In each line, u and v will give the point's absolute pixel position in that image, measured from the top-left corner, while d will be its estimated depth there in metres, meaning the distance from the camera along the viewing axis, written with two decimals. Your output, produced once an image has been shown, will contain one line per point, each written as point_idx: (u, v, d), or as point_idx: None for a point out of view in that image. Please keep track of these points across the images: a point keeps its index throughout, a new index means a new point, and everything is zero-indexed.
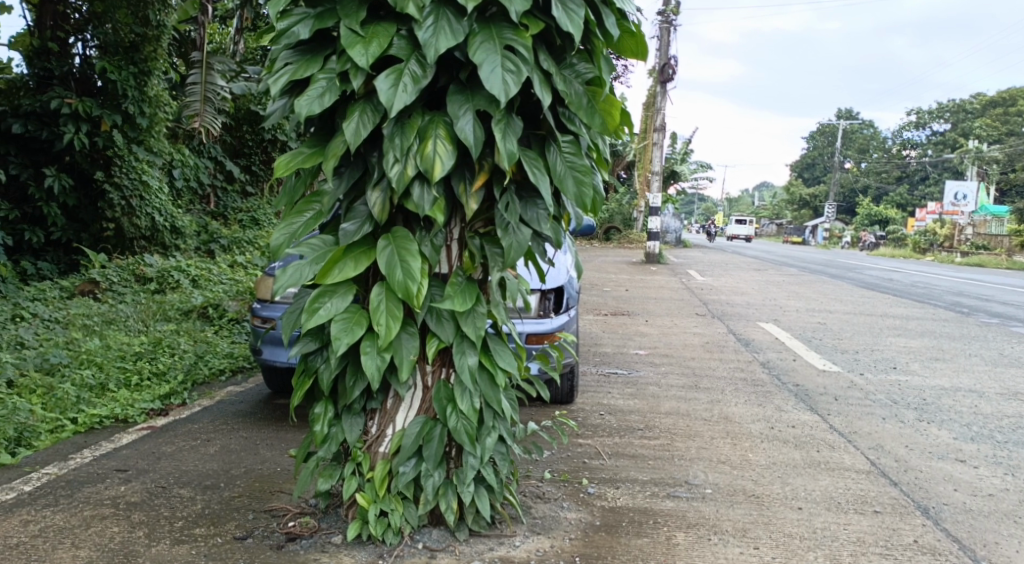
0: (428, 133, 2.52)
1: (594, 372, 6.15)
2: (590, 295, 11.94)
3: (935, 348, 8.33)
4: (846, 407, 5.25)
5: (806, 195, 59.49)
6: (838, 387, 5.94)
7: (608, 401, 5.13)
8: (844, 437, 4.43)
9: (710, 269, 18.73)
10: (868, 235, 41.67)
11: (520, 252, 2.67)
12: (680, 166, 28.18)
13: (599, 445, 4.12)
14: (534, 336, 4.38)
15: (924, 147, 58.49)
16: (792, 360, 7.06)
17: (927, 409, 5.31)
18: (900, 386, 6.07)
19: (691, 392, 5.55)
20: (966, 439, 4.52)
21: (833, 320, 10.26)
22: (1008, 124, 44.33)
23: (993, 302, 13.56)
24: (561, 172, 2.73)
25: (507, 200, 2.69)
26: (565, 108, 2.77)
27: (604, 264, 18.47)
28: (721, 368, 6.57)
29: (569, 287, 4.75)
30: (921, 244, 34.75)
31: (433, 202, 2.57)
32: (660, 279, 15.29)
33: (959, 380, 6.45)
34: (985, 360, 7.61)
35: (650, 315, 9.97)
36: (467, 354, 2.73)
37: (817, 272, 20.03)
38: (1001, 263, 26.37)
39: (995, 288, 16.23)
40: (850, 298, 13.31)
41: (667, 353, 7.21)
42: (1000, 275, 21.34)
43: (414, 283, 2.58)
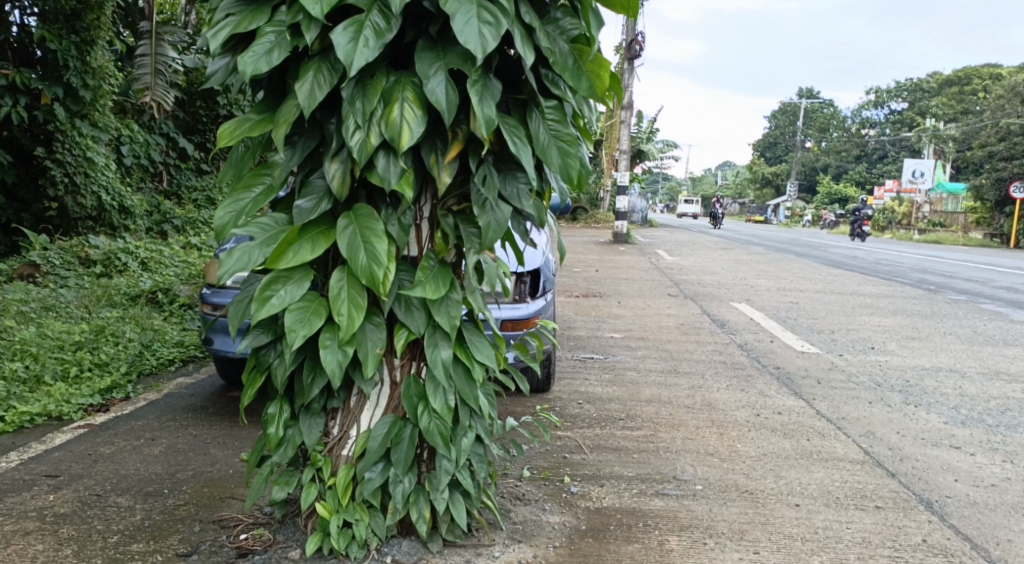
0: (393, 96, 2.20)
1: (569, 358, 5.90)
2: (560, 276, 11.69)
3: (909, 326, 8.23)
4: (830, 391, 5.06)
5: (768, 174, 59.99)
6: (820, 370, 5.77)
7: (586, 388, 4.88)
8: (833, 424, 4.23)
9: (679, 249, 18.60)
10: (830, 213, 42.14)
11: (499, 232, 2.38)
12: (646, 145, 28.04)
13: (581, 437, 3.87)
14: (509, 323, 4.11)
15: (884, 126, 59.26)
16: (769, 342, 6.89)
17: (912, 391, 5.15)
18: (881, 368, 5.93)
19: (671, 377, 5.33)
20: (957, 423, 4.36)
21: (804, 299, 10.15)
22: (965, 103, 45.07)
23: (957, 278, 13.62)
24: (546, 142, 2.44)
25: (484, 172, 2.38)
26: (548, 70, 2.46)
27: (572, 244, 18.26)
28: (699, 351, 6.36)
29: (546, 270, 4.48)
30: (881, 222, 35.22)
31: (401, 174, 2.25)
32: (628, 259, 15.11)
33: (938, 360, 6.33)
34: (960, 338, 7.53)
35: (622, 296, 9.75)
36: (440, 347, 2.43)
37: (783, 250, 20.04)
38: (959, 240, 26.81)
39: (958, 265, 16.35)
40: (818, 276, 13.26)
41: (642, 335, 6.99)
42: (959, 252, 21.62)
43: (380, 268, 2.27)
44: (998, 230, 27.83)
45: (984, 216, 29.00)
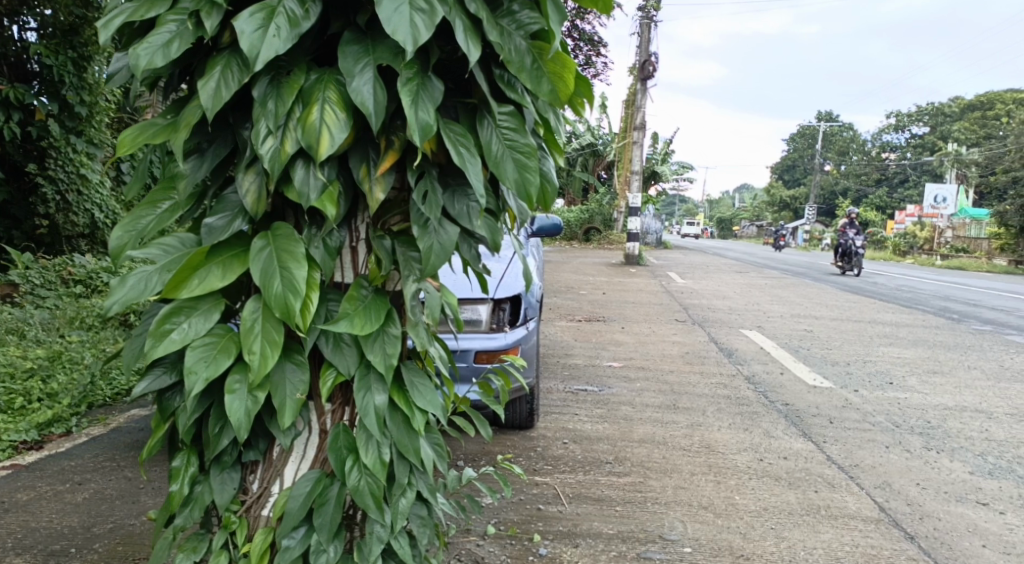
0: (313, 96, 1.85)
1: (561, 389, 5.51)
2: (565, 299, 11.31)
3: (930, 358, 7.77)
4: (842, 433, 4.63)
5: (786, 197, 59.51)
6: (832, 407, 5.34)
7: (574, 425, 4.48)
8: (845, 473, 3.82)
9: (691, 272, 18.18)
10: (848, 238, 41.58)
11: (442, 257, 2.04)
12: (661, 167, 27.74)
13: (559, 485, 3.48)
14: (485, 354, 3.76)
15: (904, 149, 58.64)
16: (779, 374, 6.47)
17: (933, 434, 4.71)
18: (898, 406, 5.49)
19: (669, 413, 4.93)
20: (982, 473, 3.94)
21: (820, 327, 9.70)
22: (987, 128, 44.46)
23: (980, 307, 13.10)
24: (499, 154, 2.11)
25: (425, 188, 2.05)
26: (503, 69, 2.14)
27: (583, 267, 17.90)
28: (701, 383, 5.95)
29: (529, 298, 4.14)
30: (901, 247, 34.62)
31: (322, 188, 1.90)
32: (638, 282, 14.73)
33: (960, 398, 5.88)
34: (984, 373, 7.07)
35: (627, 320, 9.35)
36: (373, 391, 2.08)
37: (799, 275, 19.57)
38: (979, 267, 26.25)
39: (981, 293, 15.80)
40: (834, 302, 12.81)
41: (642, 365, 6.60)
42: (981, 279, 21.06)
43: (296, 298, 1.91)
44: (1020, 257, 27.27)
45: (1007, 243, 28.46)
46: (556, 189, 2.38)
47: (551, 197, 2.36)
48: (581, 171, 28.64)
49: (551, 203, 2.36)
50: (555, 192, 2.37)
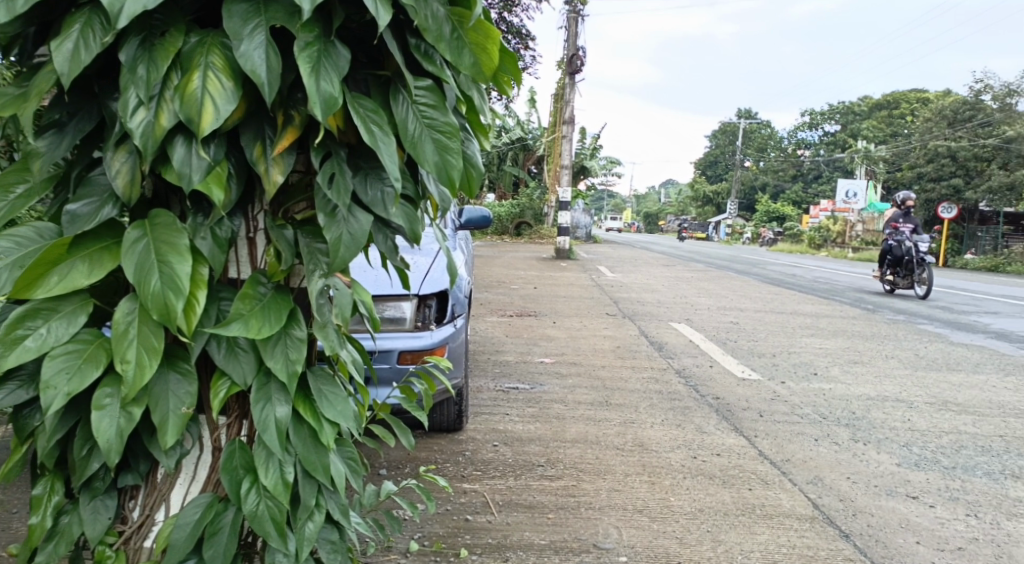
0: (193, 62, 1.60)
1: (491, 388, 5.30)
2: (496, 294, 11.12)
3: (851, 348, 7.89)
4: (773, 426, 4.58)
5: (710, 192, 60.97)
6: (762, 400, 5.30)
7: (504, 426, 4.29)
8: (778, 468, 3.74)
9: (620, 265, 18.28)
10: (769, 232, 42.86)
11: (352, 250, 1.81)
12: (589, 162, 27.89)
13: (488, 492, 3.28)
14: (409, 354, 3.50)
15: (819, 146, 60.83)
16: (708, 367, 6.43)
17: (860, 425, 4.71)
18: (825, 397, 5.50)
19: (602, 411, 4.79)
20: (910, 465, 3.92)
21: (746, 319, 9.79)
22: (896, 126, 46.51)
23: (893, 297, 13.53)
24: (417, 134, 1.89)
25: (332, 171, 1.81)
26: (419, 39, 1.91)
27: (513, 261, 17.79)
28: (633, 378, 5.84)
29: (456, 294, 3.90)
30: (817, 240, 35.87)
31: (207, 170, 1.64)
32: (568, 276, 14.68)
33: (883, 388, 5.95)
34: (903, 362, 7.21)
35: (558, 315, 9.23)
36: (273, 403, 1.83)
37: (724, 267, 19.92)
38: (890, 259, 27.38)
39: (893, 284, 16.37)
40: (758, 294, 13.03)
41: (574, 360, 6.46)
42: (893, 271, 21.90)
43: (178, 297, 1.65)
44: (928, 250, 28.57)
45: None
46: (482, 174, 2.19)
47: (477, 183, 2.17)
48: (511, 165, 28.51)
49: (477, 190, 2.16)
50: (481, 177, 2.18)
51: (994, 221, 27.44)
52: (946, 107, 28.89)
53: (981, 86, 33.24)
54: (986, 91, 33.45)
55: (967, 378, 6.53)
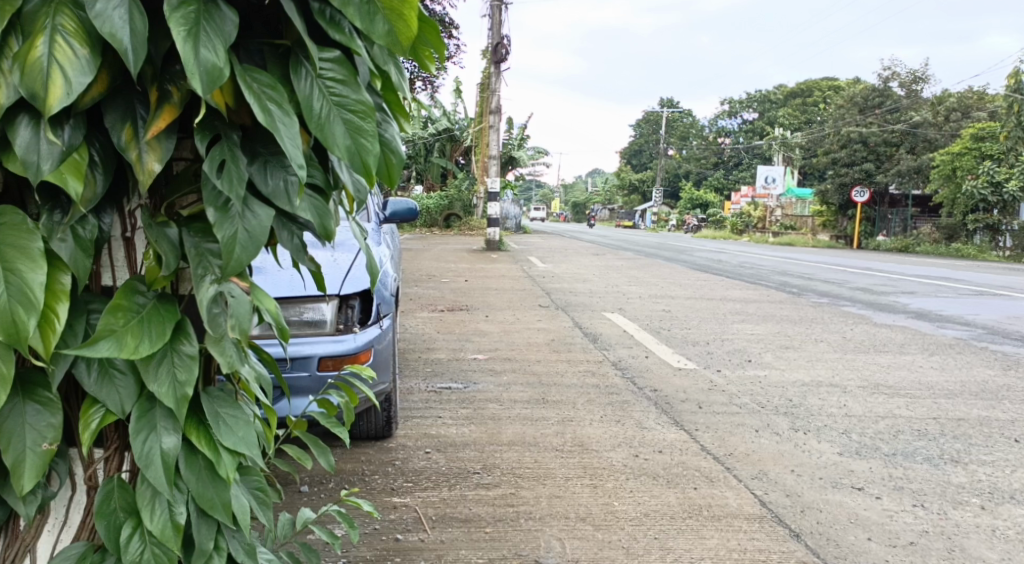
0: (37, 25, 1.31)
1: (422, 389, 5.04)
2: (426, 288, 10.82)
3: (781, 332, 7.92)
4: (712, 418, 4.47)
5: (636, 181, 61.89)
6: (699, 390, 5.20)
7: (437, 431, 4.05)
8: (722, 464, 3.62)
9: (550, 255, 18.21)
10: (693, 219, 43.73)
11: (249, 252, 1.54)
12: (518, 152, 27.77)
13: (421, 506, 3.04)
14: (330, 360, 3.22)
15: (739, 134, 62.32)
16: (644, 358, 6.32)
17: (798, 414, 4.64)
18: (761, 384, 5.44)
19: (538, 409, 4.60)
20: (852, 454, 3.86)
21: (677, 307, 9.77)
22: (811, 114, 48.06)
23: (816, 280, 13.79)
24: (324, 114, 1.63)
25: (223, 157, 1.53)
26: (323, 4, 1.65)
27: (443, 254, 17.50)
28: (569, 373, 5.67)
29: (380, 292, 3.63)
30: (739, 225, 36.75)
31: (60, 158, 1.35)
32: (499, 267, 14.49)
33: (816, 372, 5.95)
34: (832, 345, 7.27)
35: (490, 308, 9.02)
36: (159, 433, 1.54)
37: (652, 255, 20.08)
38: (809, 243, 28.23)
39: (814, 267, 16.75)
40: (688, 281, 13.12)
41: (508, 356, 6.26)
42: (813, 254, 22.52)
43: (29, 315, 1.34)
44: (844, 233, 29.60)
45: (829, 219, 30.81)
46: (402, 161, 1.95)
47: (396, 170, 1.92)
48: (438, 156, 28.10)
49: (396, 178, 1.92)
50: (400, 163, 1.93)
51: (905, 204, 28.55)
52: (858, 94, 29.87)
53: (889, 74, 34.54)
54: (893, 79, 34.76)
55: (895, 359, 6.61)
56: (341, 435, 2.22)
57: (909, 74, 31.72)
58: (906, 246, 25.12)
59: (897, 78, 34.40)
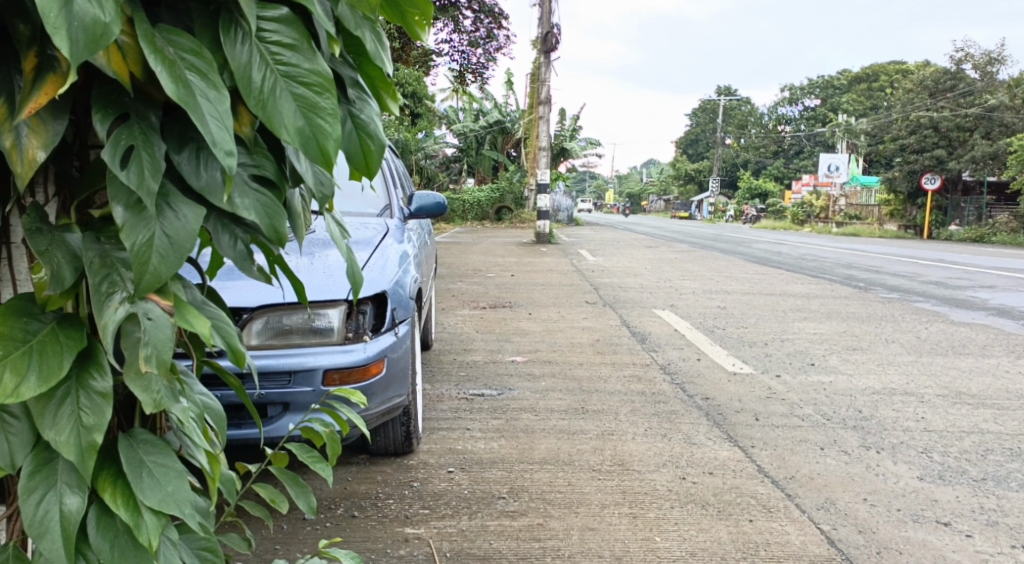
0: None
1: (454, 396, 4.72)
2: (470, 283, 10.53)
3: (847, 331, 7.34)
4: (770, 433, 4.04)
5: (691, 171, 60.65)
6: (755, 399, 4.75)
7: (463, 447, 3.72)
8: (781, 490, 3.19)
9: (602, 248, 17.75)
10: (750, 210, 42.57)
11: (164, 265, 1.20)
12: (570, 143, 27.32)
13: (437, 539, 2.70)
14: (336, 373, 2.92)
15: (800, 121, 60.39)
16: (696, 361, 5.88)
17: (869, 428, 4.15)
18: (824, 392, 4.96)
19: (576, 420, 4.23)
20: (933, 479, 3.38)
21: (733, 303, 9.25)
22: (876, 99, 46.27)
23: (883, 273, 13.01)
24: (267, 87, 1.30)
25: (131, 141, 1.19)
26: None
27: (492, 247, 17.21)
28: (612, 377, 5.28)
29: (396, 295, 3.32)
30: (799, 216, 35.53)
31: None
32: (548, 261, 14.13)
33: (887, 377, 5.42)
34: (904, 346, 6.68)
35: (534, 305, 8.66)
36: (58, 493, 1.22)
37: (707, 247, 19.42)
38: (873, 233, 27.05)
39: (881, 260, 15.85)
40: (745, 275, 12.52)
41: (549, 358, 5.90)
42: (879, 245, 21.48)
43: None
44: (910, 222, 28.33)
45: (897, 208, 29.45)
46: (382, 146, 1.63)
47: (375, 158, 1.60)
48: (490, 148, 27.82)
49: (374, 166, 1.60)
50: (379, 149, 1.62)
51: (979, 191, 27.09)
52: (928, 77, 28.41)
53: (962, 56, 32.81)
54: (966, 61, 33.03)
55: (976, 363, 6.01)
56: (324, 470, 1.86)
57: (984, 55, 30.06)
58: (981, 236, 23.78)
59: (971, 59, 32.64)
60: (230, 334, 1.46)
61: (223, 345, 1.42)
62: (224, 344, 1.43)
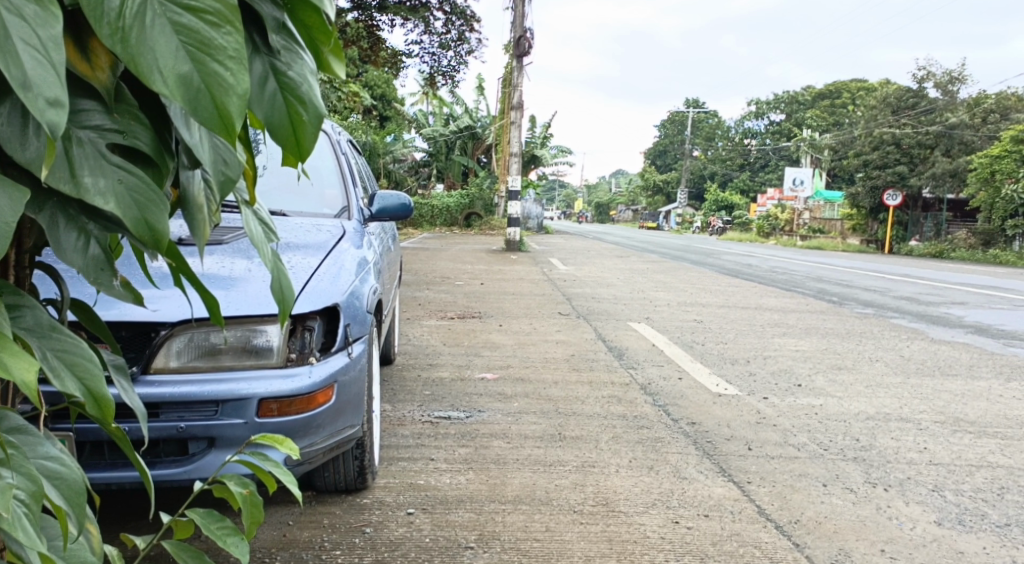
0: None
1: (417, 420, 4.27)
2: (437, 291, 10.07)
3: (829, 348, 7.02)
4: (767, 465, 3.66)
5: (660, 182, 60.91)
6: (745, 424, 4.37)
7: (426, 482, 3.28)
8: (789, 539, 2.80)
9: (572, 256, 17.43)
10: (718, 221, 42.76)
11: None
12: (540, 150, 27.00)
13: None
14: (274, 402, 2.47)
15: (767, 134, 60.96)
16: (677, 379, 5.50)
17: (872, 460, 3.79)
18: (818, 416, 4.61)
19: (553, 449, 3.80)
20: (953, 523, 3.02)
21: (710, 316, 8.92)
22: (842, 115, 46.83)
23: (855, 287, 12.83)
24: (131, 12, 0.91)
25: None
26: None
27: (460, 253, 16.77)
28: (589, 398, 4.87)
29: (350, 309, 2.87)
30: (766, 228, 35.70)
31: None
32: (518, 269, 13.72)
33: (880, 400, 5.09)
34: (891, 364, 6.38)
35: (504, 316, 8.22)
36: None
37: (677, 257, 19.18)
38: (839, 247, 27.19)
39: (851, 274, 15.69)
40: (718, 287, 12.24)
41: (521, 375, 5.48)
42: (845, 259, 21.43)
43: None
44: (873, 236, 28.59)
45: (859, 223, 29.67)
46: (319, 118, 1.22)
47: (308, 133, 1.19)
48: (459, 154, 27.34)
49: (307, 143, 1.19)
50: (314, 122, 1.21)
51: (940, 207, 27.34)
52: (892, 93, 28.64)
53: (926, 73, 33.26)
54: (929, 79, 33.47)
55: (967, 385, 5.71)
56: (236, 549, 1.50)
57: (947, 74, 30.47)
58: (942, 251, 23.93)
59: (933, 78, 33.08)
60: (91, 375, 1.10)
61: (82, 395, 1.07)
62: (84, 393, 1.07)
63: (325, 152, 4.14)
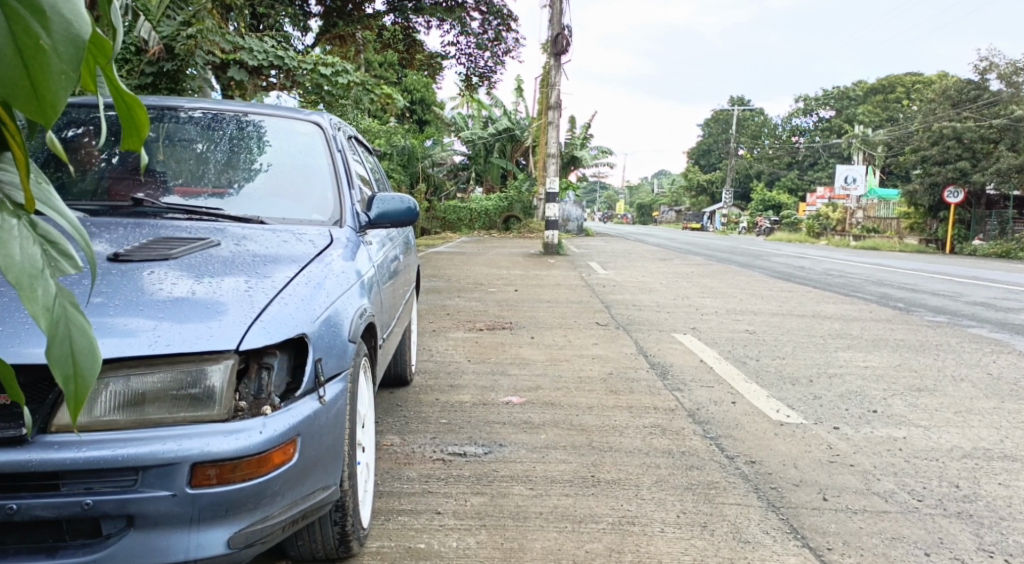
0: None
1: (427, 457, 3.68)
2: (468, 300, 9.50)
3: (902, 365, 6.25)
4: (849, 524, 2.98)
5: (704, 182, 59.67)
6: (814, 464, 3.69)
7: (427, 546, 2.68)
8: None
9: (613, 260, 16.74)
10: (764, 222, 41.50)
11: None
12: (580, 151, 26.33)
13: None
14: (212, 467, 1.89)
15: (815, 131, 59.23)
16: (730, 404, 4.82)
17: (981, 517, 3.08)
18: (902, 454, 3.88)
19: (585, 500, 3.16)
20: None
21: (762, 326, 8.18)
22: (896, 111, 45.19)
23: (921, 292, 11.92)
24: None
25: None
26: None
27: (497, 258, 16.20)
28: (630, 429, 4.22)
29: (323, 339, 2.28)
30: (816, 228, 34.45)
31: None
32: (555, 274, 13.10)
33: (974, 432, 4.34)
34: (976, 385, 5.60)
35: (538, 327, 7.61)
36: None
37: (723, 260, 18.35)
38: (895, 247, 25.98)
39: (914, 276, 14.70)
40: (769, 292, 11.45)
41: (551, 399, 4.86)
42: (904, 260, 20.31)
43: None
44: (930, 235, 27.35)
45: (916, 222, 28.40)
46: (74, 44, 0.89)
47: (52, 74, 0.88)
48: (498, 157, 26.84)
49: (50, 93, 0.89)
50: (61, 52, 0.88)
51: (1003, 205, 25.95)
52: (952, 87, 27.28)
53: (987, 65, 31.75)
54: (991, 71, 31.89)
55: None
56: None
57: (1011, 65, 28.93)
58: (1007, 251, 22.60)
59: (996, 70, 31.46)
60: None
61: None
62: None
63: (319, 151, 3.58)
